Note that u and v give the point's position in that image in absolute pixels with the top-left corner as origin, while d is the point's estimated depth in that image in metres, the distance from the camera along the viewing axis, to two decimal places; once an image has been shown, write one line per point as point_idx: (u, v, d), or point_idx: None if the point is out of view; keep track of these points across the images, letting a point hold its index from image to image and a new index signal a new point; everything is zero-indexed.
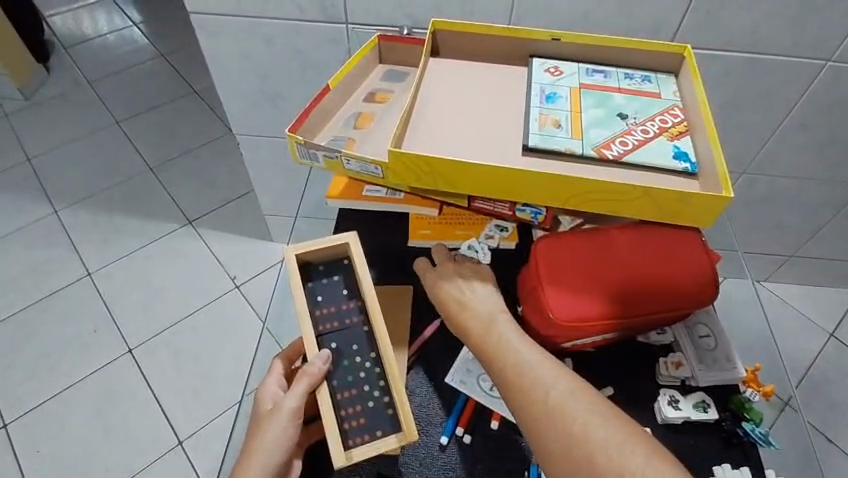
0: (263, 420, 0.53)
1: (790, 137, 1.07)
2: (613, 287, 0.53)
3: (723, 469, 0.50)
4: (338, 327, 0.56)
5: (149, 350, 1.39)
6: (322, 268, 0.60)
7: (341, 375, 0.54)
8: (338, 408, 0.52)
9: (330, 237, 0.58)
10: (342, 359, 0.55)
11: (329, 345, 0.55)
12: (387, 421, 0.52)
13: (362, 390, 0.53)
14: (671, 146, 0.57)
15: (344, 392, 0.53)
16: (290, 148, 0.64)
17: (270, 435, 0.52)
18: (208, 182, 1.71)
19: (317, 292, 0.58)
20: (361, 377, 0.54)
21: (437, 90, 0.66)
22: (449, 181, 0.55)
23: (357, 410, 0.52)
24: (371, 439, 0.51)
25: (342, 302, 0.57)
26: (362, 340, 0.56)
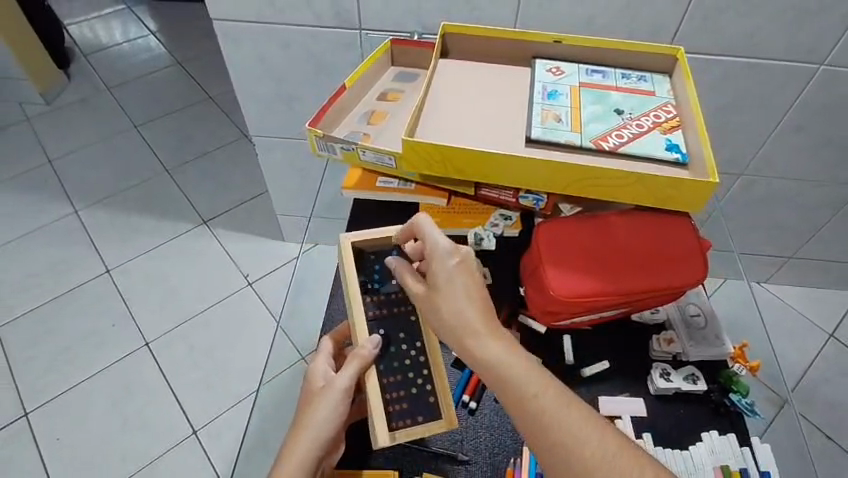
0: (314, 397, 0.55)
1: (786, 139, 1.11)
2: (609, 267, 0.58)
3: (710, 434, 0.55)
4: (387, 314, 0.60)
5: (165, 344, 1.43)
6: (374, 259, 0.64)
7: (389, 360, 0.58)
8: (384, 391, 0.56)
9: (383, 228, 0.64)
10: (390, 345, 0.58)
11: (378, 330, 0.59)
12: (428, 409, 0.56)
13: (407, 376, 0.57)
14: (664, 138, 0.62)
15: (390, 377, 0.57)
16: (309, 141, 0.69)
17: (321, 411, 0.53)
18: (223, 184, 1.77)
19: (369, 281, 0.62)
20: (406, 364, 0.58)
21: (446, 88, 0.71)
22: (457, 169, 0.60)
23: (401, 396, 0.56)
24: (412, 424, 0.55)
25: (391, 292, 0.62)
26: (408, 329, 0.60)
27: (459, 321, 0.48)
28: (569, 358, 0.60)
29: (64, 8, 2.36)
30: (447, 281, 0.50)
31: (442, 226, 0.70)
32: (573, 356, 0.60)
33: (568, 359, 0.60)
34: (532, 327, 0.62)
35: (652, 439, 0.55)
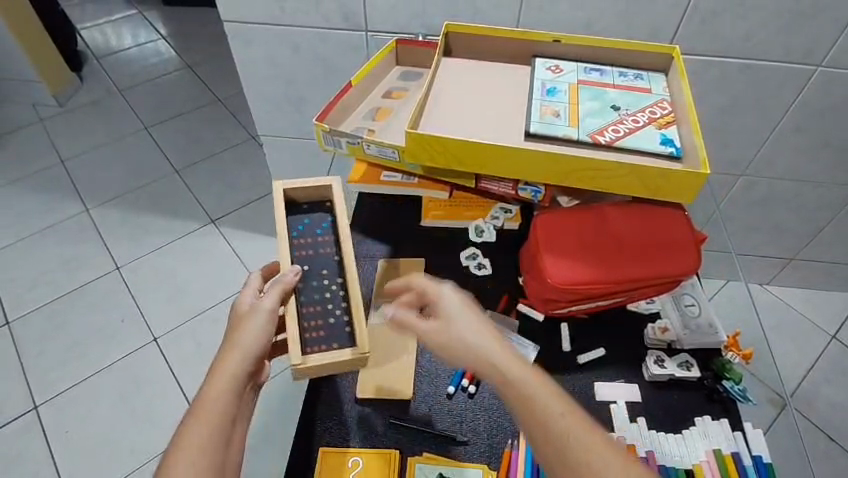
0: (239, 317, 0.54)
1: (786, 140, 1.12)
2: (605, 257, 0.59)
3: (703, 420, 0.56)
4: (313, 255, 0.62)
5: (172, 340, 1.46)
6: (307, 210, 0.66)
7: (308, 292, 0.60)
8: (302, 319, 0.57)
9: (318, 178, 0.65)
10: (311, 279, 0.60)
11: (302, 267, 0.61)
12: (344, 336, 0.57)
13: (325, 307, 0.59)
14: (659, 133, 0.64)
15: (309, 307, 0.59)
16: (316, 135, 0.71)
17: (250, 328, 0.52)
18: (231, 184, 1.80)
19: (297, 227, 0.64)
20: (327, 296, 0.60)
21: (448, 85, 0.73)
22: (457, 159, 0.62)
23: (318, 324, 0.58)
24: (327, 349, 0.56)
25: (319, 235, 0.64)
26: (330, 266, 0.62)
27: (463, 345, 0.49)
28: (566, 345, 0.61)
29: (77, 13, 2.41)
30: (460, 311, 0.51)
31: (446, 218, 0.72)
32: (569, 344, 0.61)
33: (565, 345, 0.61)
34: (530, 314, 0.64)
35: (648, 423, 0.56)
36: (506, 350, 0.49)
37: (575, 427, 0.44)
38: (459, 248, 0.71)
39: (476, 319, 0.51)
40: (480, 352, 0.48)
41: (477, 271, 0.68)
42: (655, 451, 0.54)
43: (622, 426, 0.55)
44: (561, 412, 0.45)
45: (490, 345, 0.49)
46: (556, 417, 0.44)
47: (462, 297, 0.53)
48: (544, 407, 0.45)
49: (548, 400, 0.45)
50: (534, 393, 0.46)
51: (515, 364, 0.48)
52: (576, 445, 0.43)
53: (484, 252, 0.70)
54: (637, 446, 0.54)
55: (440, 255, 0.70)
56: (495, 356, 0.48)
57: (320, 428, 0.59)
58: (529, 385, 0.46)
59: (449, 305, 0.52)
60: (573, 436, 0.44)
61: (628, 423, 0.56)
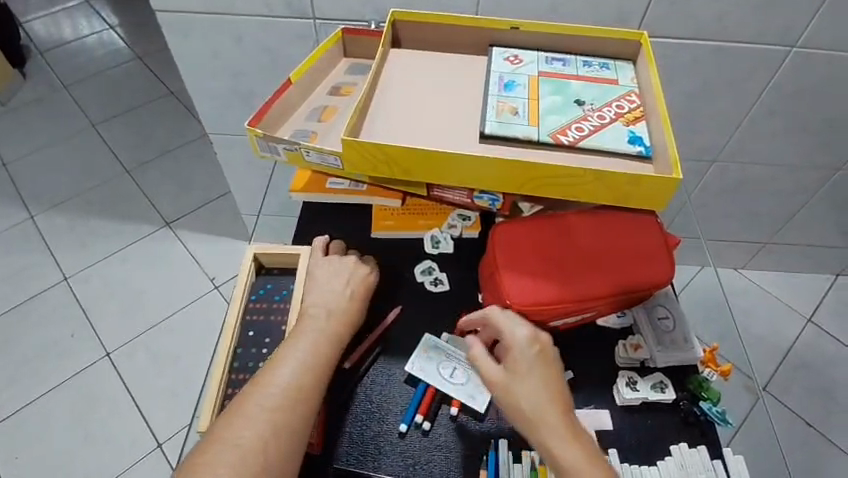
0: (333, 275, 0.53)
1: (761, 124, 1.08)
2: (570, 272, 0.54)
3: (680, 448, 0.51)
4: (264, 320, 0.53)
5: (127, 353, 1.37)
6: (275, 273, 0.57)
7: (245, 357, 0.51)
8: (226, 385, 0.49)
9: (289, 245, 0.56)
10: (250, 344, 0.51)
11: (247, 332, 0.52)
12: None
13: (254, 376, 0.49)
14: (626, 130, 0.58)
15: (241, 374, 0.50)
16: (250, 141, 0.64)
17: (352, 294, 0.52)
18: (187, 183, 1.70)
19: (259, 289, 0.55)
20: (260, 366, 0.50)
21: (397, 79, 0.66)
22: (401, 168, 0.53)
23: (240, 393, 0.48)
24: None
25: (277, 300, 0.54)
26: (276, 334, 0.52)
27: (523, 370, 0.46)
28: None
29: (20, 5, 2.25)
30: (533, 367, 0.46)
31: (398, 229, 0.65)
32: None
33: None
34: None
35: (618, 456, 0.51)
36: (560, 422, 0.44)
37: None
38: (414, 261, 0.64)
39: (549, 383, 0.45)
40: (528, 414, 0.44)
41: (432, 287, 0.61)
42: None
43: None
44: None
45: (547, 408, 0.44)
46: None
47: (541, 343, 0.48)
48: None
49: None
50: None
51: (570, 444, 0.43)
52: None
53: (441, 264, 0.63)
54: None
55: (393, 269, 0.63)
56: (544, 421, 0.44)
57: None
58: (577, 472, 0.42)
59: (524, 356, 0.47)
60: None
61: None
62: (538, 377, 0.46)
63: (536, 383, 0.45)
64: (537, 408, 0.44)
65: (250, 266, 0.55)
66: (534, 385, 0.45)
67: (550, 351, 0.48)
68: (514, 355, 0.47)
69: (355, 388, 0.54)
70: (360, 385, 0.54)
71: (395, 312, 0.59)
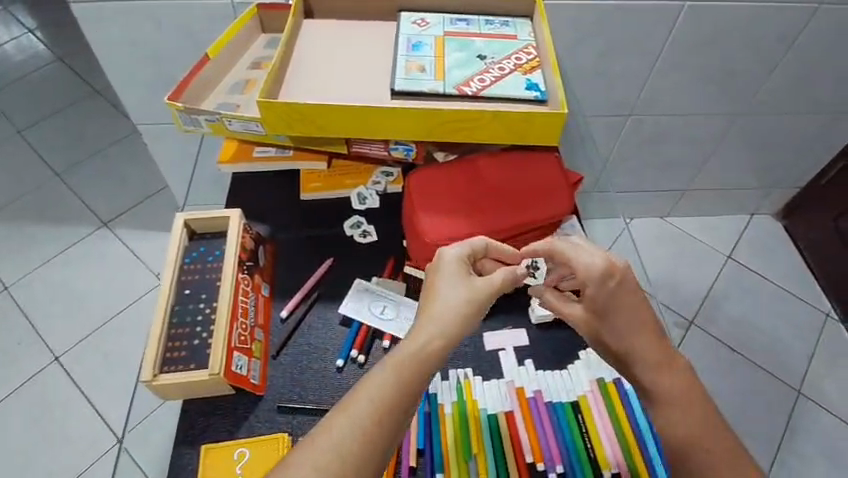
0: (438, 275, 0.47)
1: (666, 76, 1.14)
2: (482, 209, 0.60)
3: (587, 352, 0.58)
4: (200, 279, 0.56)
5: (76, 355, 1.35)
6: (208, 237, 0.59)
7: (183, 313, 0.54)
8: (167, 339, 0.52)
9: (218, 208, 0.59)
10: (187, 300, 0.54)
11: (183, 290, 0.55)
12: (203, 355, 0.51)
13: (193, 329, 0.52)
14: (524, 79, 0.63)
15: (180, 328, 0.53)
16: (173, 116, 0.66)
17: (454, 291, 0.45)
18: (123, 181, 1.66)
19: (192, 252, 0.58)
20: (198, 319, 0.53)
21: (311, 46, 0.68)
22: (316, 125, 0.57)
23: (181, 345, 0.52)
24: (183, 370, 0.50)
25: (210, 260, 0.57)
26: (212, 289, 0.55)
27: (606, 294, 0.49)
28: None
29: None
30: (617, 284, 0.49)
31: (325, 190, 0.69)
32: None
33: None
34: (417, 275, 0.62)
35: (535, 365, 0.57)
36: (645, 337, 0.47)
37: (719, 459, 0.43)
38: (344, 218, 0.68)
39: (636, 310, 0.48)
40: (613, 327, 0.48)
41: (362, 239, 0.66)
42: (542, 391, 0.55)
43: (510, 372, 0.56)
44: (715, 447, 0.43)
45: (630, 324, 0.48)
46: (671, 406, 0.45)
47: (620, 273, 0.49)
48: (700, 444, 0.43)
49: (705, 437, 0.43)
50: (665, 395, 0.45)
51: (665, 375, 0.46)
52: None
53: (368, 219, 0.67)
54: (524, 388, 0.55)
55: (323, 227, 0.67)
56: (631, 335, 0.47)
57: (202, 423, 0.52)
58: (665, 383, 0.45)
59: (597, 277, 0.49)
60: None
61: (515, 368, 0.56)
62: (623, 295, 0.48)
63: (618, 315, 0.48)
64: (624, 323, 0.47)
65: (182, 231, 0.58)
66: (617, 320, 0.48)
67: (630, 274, 0.49)
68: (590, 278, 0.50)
69: (296, 333, 0.58)
70: (299, 330, 0.58)
71: (327, 263, 0.63)
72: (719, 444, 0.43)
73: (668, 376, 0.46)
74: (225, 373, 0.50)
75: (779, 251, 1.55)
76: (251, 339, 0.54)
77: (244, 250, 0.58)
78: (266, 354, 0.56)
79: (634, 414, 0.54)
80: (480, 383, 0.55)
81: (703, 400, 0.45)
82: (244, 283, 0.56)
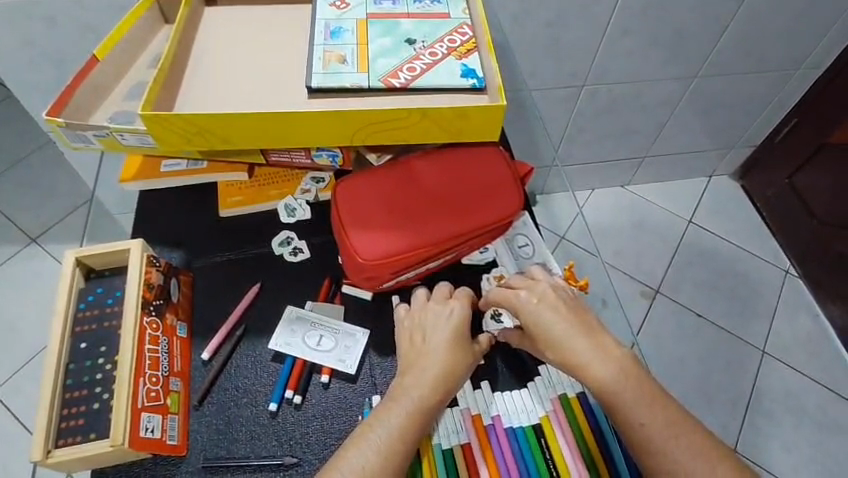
0: (438, 324, 0.49)
1: (616, 44, 1.08)
2: (422, 218, 0.53)
3: (547, 367, 0.53)
4: (97, 329, 0.48)
5: (14, 387, 1.22)
6: (107, 275, 0.51)
7: (79, 373, 0.46)
8: (61, 406, 0.44)
9: (115, 241, 0.51)
10: (84, 358, 0.46)
11: (79, 345, 0.47)
12: (106, 421, 0.44)
13: (93, 391, 0.45)
14: (459, 65, 0.56)
15: (77, 391, 0.45)
16: (55, 134, 0.56)
17: (461, 352, 0.48)
18: (48, 191, 1.48)
19: (89, 296, 0.50)
20: (98, 378, 0.46)
21: (212, 39, 0.59)
22: (219, 137, 0.49)
23: (78, 411, 0.44)
24: (82, 443, 0.43)
25: (109, 304, 0.49)
26: (112, 340, 0.47)
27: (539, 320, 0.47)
28: None
29: None
30: (552, 306, 0.47)
31: (248, 204, 0.61)
32: None
33: None
34: (358, 295, 0.56)
35: (491, 385, 0.52)
36: (594, 350, 0.45)
37: (657, 431, 0.42)
38: (271, 234, 0.60)
39: (557, 322, 0.46)
40: (556, 348, 0.46)
41: (293, 258, 0.58)
42: (500, 415, 0.50)
43: (465, 398, 0.51)
44: (650, 421, 0.42)
45: (571, 341, 0.45)
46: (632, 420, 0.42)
47: (538, 293, 0.48)
48: (629, 420, 0.43)
49: (637, 410, 0.43)
50: (626, 408, 0.43)
51: (595, 367, 0.44)
52: (658, 461, 0.41)
53: (298, 233, 0.60)
54: (481, 415, 0.50)
55: (248, 248, 0.59)
56: (574, 353, 0.45)
57: None
58: (616, 393, 0.43)
59: (530, 302, 0.48)
60: (669, 454, 0.41)
61: (471, 395, 0.51)
62: (557, 316, 0.46)
63: (543, 327, 0.47)
64: (564, 342, 0.46)
65: (73, 274, 0.49)
66: (543, 333, 0.47)
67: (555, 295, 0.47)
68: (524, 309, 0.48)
69: (222, 377, 0.51)
70: (225, 373, 0.51)
71: (253, 290, 0.56)
72: (658, 418, 0.42)
73: (619, 389, 0.43)
74: (133, 441, 0.43)
75: (737, 211, 1.54)
76: (166, 392, 0.47)
77: (150, 289, 0.49)
78: (187, 405, 0.49)
79: (599, 425, 0.50)
80: None
81: (638, 380, 0.44)
82: (151, 328, 0.48)
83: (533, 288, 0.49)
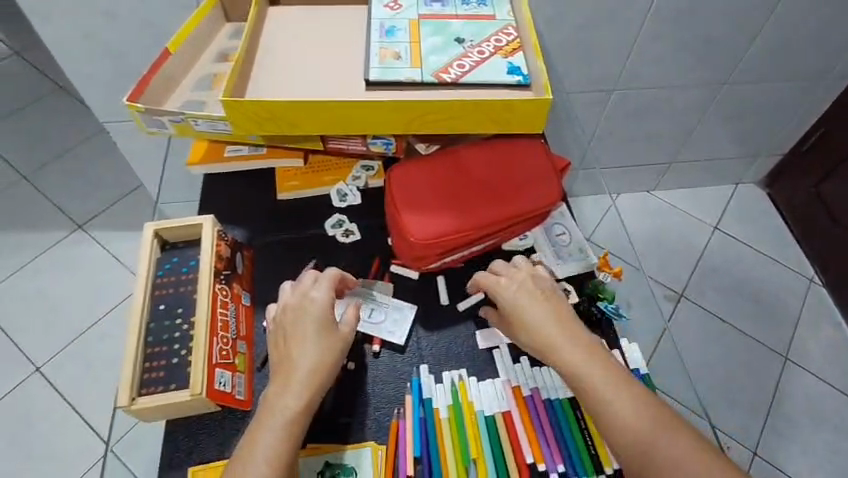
0: (298, 323, 0.49)
1: (648, 48, 1.11)
2: (470, 202, 0.57)
3: None
4: (174, 293, 0.53)
5: (57, 365, 1.27)
6: (181, 246, 0.56)
7: (159, 331, 0.51)
8: (143, 359, 0.49)
9: (190, 215, 0.56)
10: (163, 318, 0.51)
11: (158, 306, 0.52)
12: (184, 374, 0.48)
13: (172, 347, 0.50)
14: (505, 63, 0.60)
15: (158, 347, 0.50)
16: (134, 119, 0.61)
17: (327, 340, 0.48)
18: (94, 180, 1.55)
19: (166, 264, 0.55)
20: (176, 336, 0.50)
21: (277, 35, 0.64)
22: (288, 122, 0.54)
23: (159, 364, 0.49)
24: (164, 392, 0.47)
25: (185, 271, 0.54)
26: (188, 304, 0.52)
27: (524, 311, 0.50)
28: (443, 298, 0.59)
29: None
30: (541, 299, 0.50)
31: (304, 188, 0.65)
32: (447, 297, 0.60)
33: (442, 299, 0.59)
34: (405, 274, 0.61)
35: (531, 361, 0.56)
36: (572, 342, 0.48)
37: (647, 423, 0.43)
38: (324, 217, 0.65)
39: (539, 308, 0.50)
40: (541, 339, 0.49)
41: (344, 239, 0.63)
42: (539, 388, 0.54)
43: (506, 370, 0.55)
44: (627, 410, 0.44)
45: (555, 333, 0.48)
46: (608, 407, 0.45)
47: (519, 280, 0.52)
48: (605, 406, 0.45)
49: (612, 398, 0.45)
50: (602, 397, 0.45)
51: (572, 355, 0.47)
52: (650, 456, 0.42)
53: (348, 216, 0.64)
54: (521, 387, 0.54)
55: (303, 228, 0.64)
56: (557, 343, 0.48)
57: (187, 445, 0.50)
58: (595, 381, 0.46)
59: (520, 294, 0.51)
60: (644, 440, 0.43)
61: (511, 366, 0.55)
62: (542, 308, 0.50)
63: (532, 319, 0.50)
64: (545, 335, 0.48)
65: (152, 243, 0.54)
66: (529, 325, 0.49)
67: (541, 291, 0.51)
68: (513, 302, 0.51)
69: None
70: None
71: (309, 267, 0.60)
72: (633, 408, 0.44)
73: (597, 377, 0.46)
74: (209, 392, 0.47)
75: (763, 219, 1.55)
76: (234, 353, 0.52)
77: (220, 260, 0.55)
78: (251, 366, 0.54)
79: None
80: (475, 383, 0.54)
81: (618, 375, 0.46)
82: (222, 294, 0.53)
83: (514, 274, 0.52)
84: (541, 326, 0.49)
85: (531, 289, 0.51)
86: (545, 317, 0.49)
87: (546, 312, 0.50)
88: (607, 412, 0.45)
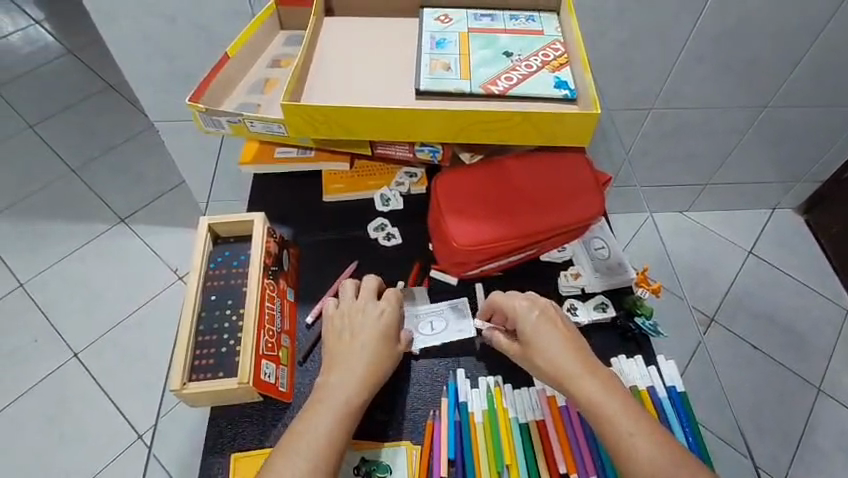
0: (354, 329, 0.51)
1: (690, 69, 1.11)
2: (513, 211, 0.58)
3: (619, 360, 0.57)
4: (225, 285, 0.55)
5: (94, 351, 1.31)
6: (232, 241, 0.59)
7: (209, 320, 0.53)
8: (194, 347, 0.51)
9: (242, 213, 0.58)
10: (213, 308, 0.54)
11: (209, 296, 0.54)
12: (232, 363, 0.50)
13: (221, 337, 0.52)
14: (552, 77, 0.61)
15: (208, 336, 0.52)
16: (193, 118, 0.64)
17: (387, 349, 0.50)
18: (137, 176, 1.61)
19: (217, 257, 0.57)
20: (225, 326, 0.53)
21: (331, 44, 0.67)
22: (341, 127, 0.56)
23: (210, 352, 0.51)
24: (213, 378, 0.50)
25: (235, 265, 0.57)
26: (238, 296, 0.55)
27: (537, 335, 0.50)
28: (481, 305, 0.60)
29: None
30: (553, 325, 0.50)
31: (349, 191, 0.67)
32: None
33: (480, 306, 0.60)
34: (444, 279, 0.62)
35: None
36: (584, 369, 0.47)
37: (661, 455, 0.42)
38: (367, 220, 0.66)
39: (551, 332, 0.50)
40: (553, 364, 0.48)
41: (386, 242, 0.64)
42: None
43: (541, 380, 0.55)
44: (641, 438, 0.43)
45: (566, 360, 0.48)
46: (624, 433, 0.43)
47: (540, 305, 0.52)
48: (619, 431, 0.44)
49: (625, 424, 0.44)
50: (615, 422, 0.44)
51: (586, 380, 0.47)
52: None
53: (391, 220, 0.66)
54: (556, 397, 0.54)
55: (346, 230, 0.66)
56: (569, 368, 0.47)
57: (229, 432, 0.51)
58: (608, 407, 0.45)
59: (532, 318, 0.51)
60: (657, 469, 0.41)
61: None
62: (554, 332, 0.49)
63: (544, 344, 0.49)
64: (557, 361, 0.48)
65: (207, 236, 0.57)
66: (542, 350, 0.49)
67: (553, 317, 0.51)
68: (525, 326, 0.51)
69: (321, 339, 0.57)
70: None
71: (351, 268, 0.62)
72: (647, 437, 0.43)
73: (609, 404, 0.45)
74: (256, 381, 0.49)
75: (799, 245, 1.52)
76: (279, 346, 0.54)
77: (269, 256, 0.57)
78: (293, 360, 0.55)
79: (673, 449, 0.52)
80: (510, 390, 0.55)
81: (630, 405, 0.45)
82: (270, 289, 0.55)
83: (534, 299, 0.52)
84: (554, 352, 0.48)
85: (544, 314, 0.51)
86: (557, 343, 0.49)
87: (558, 338, 0.49)
88: (617, 438, 0.44)
